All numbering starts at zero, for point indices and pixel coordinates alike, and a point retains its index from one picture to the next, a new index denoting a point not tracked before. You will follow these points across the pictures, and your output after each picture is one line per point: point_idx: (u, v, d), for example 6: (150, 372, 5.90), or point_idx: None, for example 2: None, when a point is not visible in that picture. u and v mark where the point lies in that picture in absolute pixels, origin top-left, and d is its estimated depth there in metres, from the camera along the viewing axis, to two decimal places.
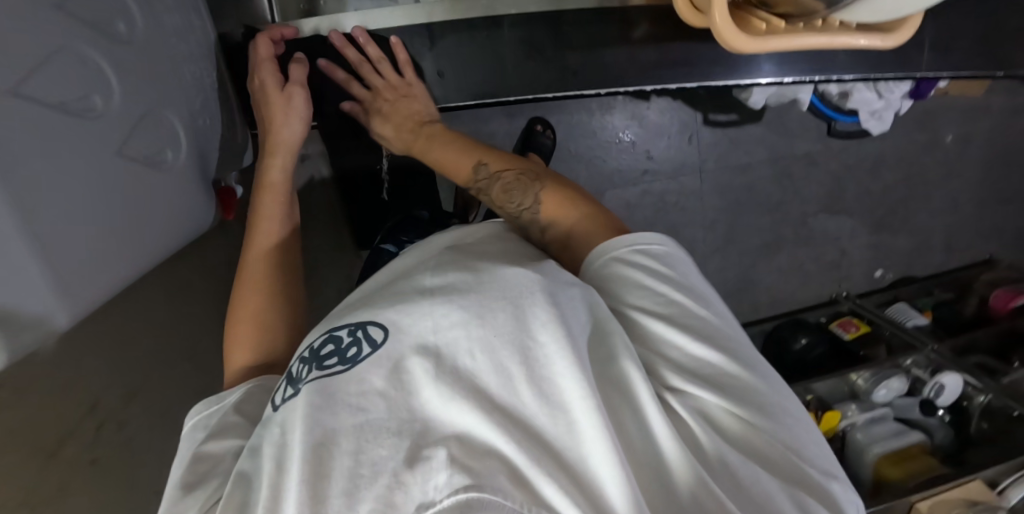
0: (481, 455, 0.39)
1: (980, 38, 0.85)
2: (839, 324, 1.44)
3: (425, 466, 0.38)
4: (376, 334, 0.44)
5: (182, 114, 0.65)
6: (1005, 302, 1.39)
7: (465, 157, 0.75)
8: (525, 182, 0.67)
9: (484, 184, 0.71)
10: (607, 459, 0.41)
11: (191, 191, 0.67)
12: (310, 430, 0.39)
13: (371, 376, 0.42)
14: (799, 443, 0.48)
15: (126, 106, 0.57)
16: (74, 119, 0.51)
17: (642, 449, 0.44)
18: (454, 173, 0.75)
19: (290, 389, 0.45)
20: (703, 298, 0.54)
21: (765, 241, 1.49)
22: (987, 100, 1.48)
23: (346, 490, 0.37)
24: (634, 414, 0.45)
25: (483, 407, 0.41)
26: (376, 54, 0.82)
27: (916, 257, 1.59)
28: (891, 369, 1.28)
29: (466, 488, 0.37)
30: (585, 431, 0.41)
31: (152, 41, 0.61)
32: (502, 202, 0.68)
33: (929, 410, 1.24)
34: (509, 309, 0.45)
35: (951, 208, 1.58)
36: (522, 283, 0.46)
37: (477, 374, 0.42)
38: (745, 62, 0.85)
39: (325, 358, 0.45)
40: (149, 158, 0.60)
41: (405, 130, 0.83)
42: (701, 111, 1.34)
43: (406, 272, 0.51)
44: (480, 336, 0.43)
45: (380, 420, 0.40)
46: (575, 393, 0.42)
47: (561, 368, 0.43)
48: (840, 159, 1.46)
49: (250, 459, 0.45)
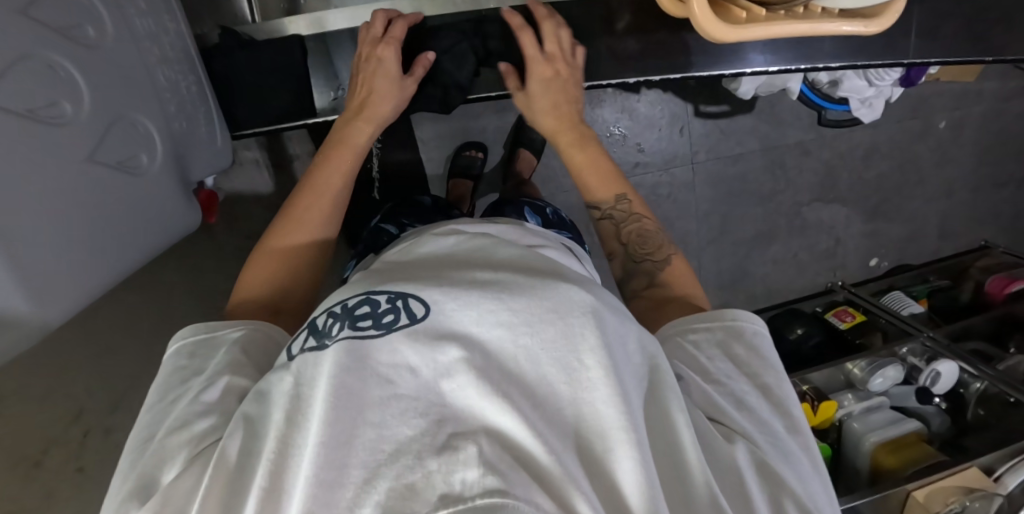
0: (515, 458, 0.36)
1: (966, 22, 0.84)
2: (835, 313, 1.42)
3: (453, 457, 0.35)
4: (417, 309, 0.42)
5: (156, 118, 0.65)
6: (1000, 287, 1.38)
7: (608, 177, 0.72)
8: (656, 236, 0.70)
9: (620, 215, 0.71)
10: (638, 479, 0.39)
11: (169, 192, 0.67)
12: (338, 392, 0.38)
13: (405, 349, 0.40)
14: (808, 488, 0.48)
15: (96, 113, 0.56)
16: (44, 126, 0.51)
17: (674, 475, 0.43)
18: (591, 183, 0.72)
19: (314, 340, 0.44)
20: (761, 357, 0.55)
21: (759, 232, 1.48)
22: (979, 85, 1.47)
23: (365, 466, 0.35)
24: (671, 439, 0.44)
25: (521, 407, 0.38)
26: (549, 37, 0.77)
27: (911, 244, 1.59)
28: (887, 357, 1.26)
29: (500, 491, 0.34)
30: (621, 456, 0.40)
31: (122, 46, 0.60)
32: (631, 242, 0.70)
33: (924, 397, 1.23)
34: (570, 317, 0.42)
35: (944, 195, 1.57)
36: (581, 300, 0.43)
37: (522, 373, 0.40)
38: (732, 52, 0.84)
39: (360, 318, 0.43)
40: (124, 163, 0.60)
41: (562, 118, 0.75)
42: (691, 103, 1.33)
43: (471, 252, 0.49)
44: (528, 343, 0.41)
45: (408, 398, 0.38)
46: (616, 420, 0.40)
47: (605, 393, 0.40)
48: (832, 147, 1.45)
49: (256, 403, 0.44)
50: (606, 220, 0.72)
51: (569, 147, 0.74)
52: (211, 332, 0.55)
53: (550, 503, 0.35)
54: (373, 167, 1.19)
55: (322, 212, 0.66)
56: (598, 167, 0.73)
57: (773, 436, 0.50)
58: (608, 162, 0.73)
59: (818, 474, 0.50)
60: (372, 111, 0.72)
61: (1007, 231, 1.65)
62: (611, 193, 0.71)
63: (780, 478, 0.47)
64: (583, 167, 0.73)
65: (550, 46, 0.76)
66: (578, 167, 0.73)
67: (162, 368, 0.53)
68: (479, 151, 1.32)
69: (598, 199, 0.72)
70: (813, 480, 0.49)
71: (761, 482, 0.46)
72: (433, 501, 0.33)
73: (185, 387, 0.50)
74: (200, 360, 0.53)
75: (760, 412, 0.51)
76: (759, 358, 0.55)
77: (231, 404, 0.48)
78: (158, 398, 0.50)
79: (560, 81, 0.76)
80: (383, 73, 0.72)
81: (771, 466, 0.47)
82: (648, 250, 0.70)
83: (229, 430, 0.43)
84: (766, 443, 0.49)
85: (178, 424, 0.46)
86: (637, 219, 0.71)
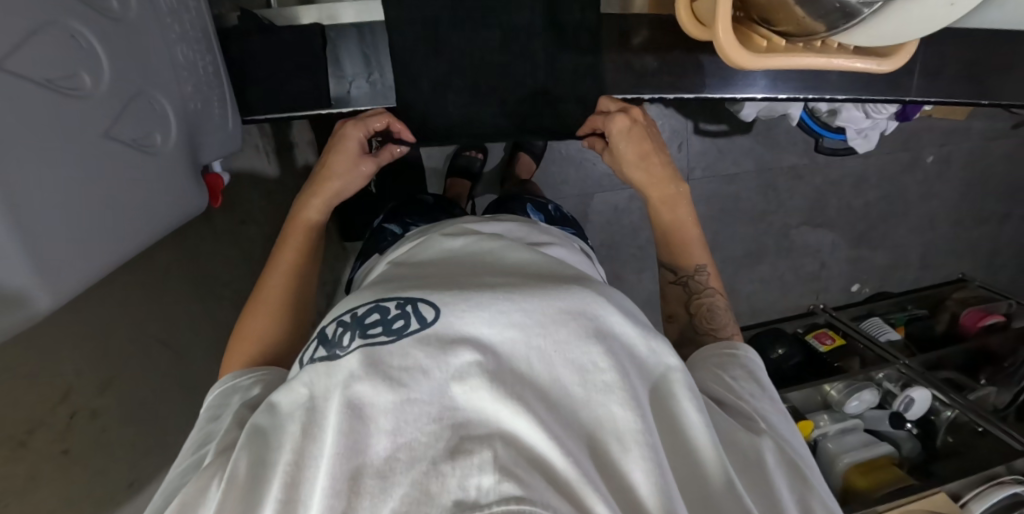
0: (531, 462, 0.35)
1: (970, 67, 0.86)
2: (815, 336, 1.47)
3: (467, 461, 0.34)
4: (426, 313, 0.41)
5: (172, 97, 0.64)
6: (974, 320, 1.44)
7: (692, 242, 0.71)
8: (724, 316, 0.68)
9: (689, 283, 0.70)
10: (656, 478, 0.38)
11: (179, 175, 0.66)
12: (352, 398, 0.37)
13: (416, 352, 0.39)
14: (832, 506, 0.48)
15: (114, 88, 0.55)
16: (63, 96, 0.50)
17: (693, 477, 0.43)
18: (676, 241, 0.71)
19: (323, 350, 0.43)
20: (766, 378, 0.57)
21: (747, 251, 1.51)
22: (968, 123, 1.52)
23: (379, 473, 0.34)
24: (687, 440, 0.44)
25: (535, 409, 0.37)
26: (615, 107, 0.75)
27: (892, 272, 1.64)
28: (863, 382, 1.30)
29: (518, 499, 0.32)
30: (636, 457, 0.39)
31: (145, 21, 0.59)
32: (697, 312, 0.69)
33: (897, 422, 1.26)
34: (579, 320, 0.42)
35: (927, 226, 1.62)
36: (591, 303, 0.43)
37: (536, 376, 0.39)
38: (742, 76, 0.85)
39: (369, 325, 0.42)
40: (139, 141, 0.59)
41: (653, 169, 0.72)
42: (691, 120, 1.36)
43: (476, 254, 0.49)
44: (541, 345, 0.40)
45: (421, 402, 0.37)
46: (632, 422, 0.39)
47: (620, 396, 0.40)
48: (824, 173, 1.49)
49: (268, 415, 0.42)
50: (678, 286, 0.71)
51: (644, 186, 0.72)
52: (236, 379, 0.56)
53: (565, 504, 0.34)
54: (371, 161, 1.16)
55: (276, 297, 0.65)
56: (679, 223, 0.72)
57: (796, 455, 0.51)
58: (693, 224, 0.72)
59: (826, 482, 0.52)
60: (321, 186, 0.69)
61: (983, 267, 1.71)
62: (691, 263, 0.70)
63: (808, 480, 0.49)
64: (670, 223, 0.72)
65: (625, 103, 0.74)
66: (653, 205, 0.72)
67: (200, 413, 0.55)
68: (480, 152, 1.32)
69: (675, 264, 0.71)
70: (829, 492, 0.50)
71: (790, 482, 0.48)
72: (449, 507, 0.32)
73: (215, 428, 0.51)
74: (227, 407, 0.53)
75: (783, 429, 0.53)
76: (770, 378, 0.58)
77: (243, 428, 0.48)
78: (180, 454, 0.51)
79: (641, 128, 0.72)
80: (344, 149, 0.70)
81: (802, 472, 0.49)
82: (713, 326, 0.67)
83: (239, 444, 0.41)
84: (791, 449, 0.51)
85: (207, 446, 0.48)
86: (711, 294, 0.69)
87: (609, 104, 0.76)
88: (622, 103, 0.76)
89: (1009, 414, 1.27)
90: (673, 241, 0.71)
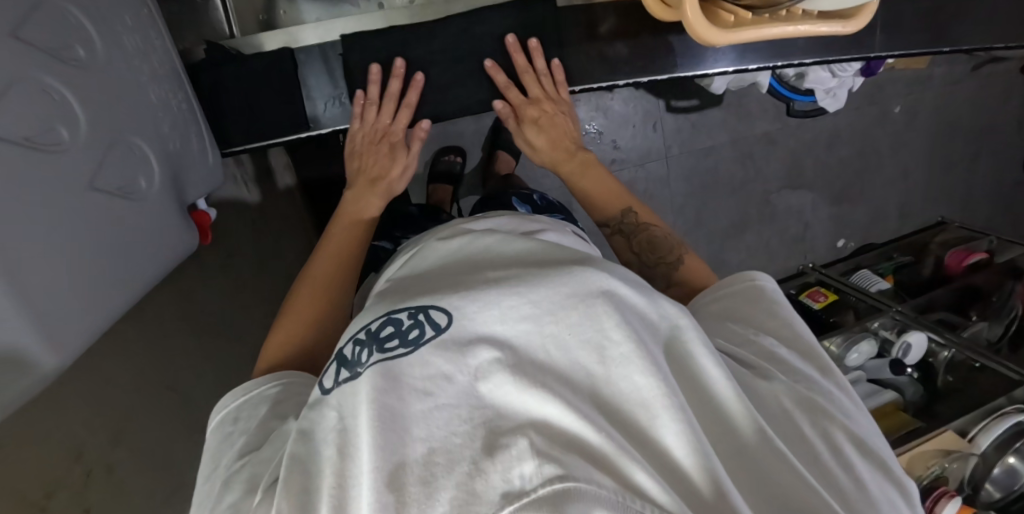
0: (566, 445, 0.35)
1: (927, 17, 0.89)
2: (808, 295, 1.50)
3: (506, 455, 0.34)
4: (439, 318, 0.41)
5: (152, 140, 0.62)
6: (959, 260, 1.47)
7: (615, 195, 0.77)
8: (668, 240, 0.72)
9: (630, 227, 0.74)
10: (688, 440, 0.38)
11: (168, 216, 0.65)
12: (379, 412, 0.37)
13: (437, 360, 0.39)
14: (866, 435, 0.47)
15: (93, 139, 0.54)
16: (40, 154, 0.48)
17: (720, 431, 0.42)
18: (601, 204, 0.77)
19: (346, 372, 0.42)
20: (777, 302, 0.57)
21: (732, 221, 1.54)
22: (929, 71, 1.56)
23: (423, 479, 0.34)
24: (709, 396, 0.43)
25: (562, 394, 0.37)
26: (503, 83, 0.81)
27: (874, 224, 1.67)
28: (860, 333, 1.34)
29: (560, 478, 0.33)
30: (666, 423, 0.38)
31: (115, 66, 0.58)
32: (642, 248, 0.72)
33: (897, 368, 1.31)
34: (588, 299, 0.40)
35: (902, 176, 1.65)
36: (596, 278, 0.42)
37: (554, 362, 0.39)
38: (710, 52, 0.87)
39: (386, 339, 0.41)
40: (124, 188, 0.58)
41: (561, 145, 0.81)
42: (662, 99, 1.38)
43: (475, 255, 0.48)
44: (554, 331, 0.40)
45: (449, 406, 0.37)
46: (656, 388, 0.38)
47: (638, 365, 0.39)
48: (797, 136, 1.52)
49: (303, 442, 0.41)
50: (617, 234, 0.75)
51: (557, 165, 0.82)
52: (249, 391, 0.53)
53: (606, 479, 0.34)
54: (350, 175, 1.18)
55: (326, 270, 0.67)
56: (602, 183, 0.78)
57: (826, 394, 0.48)
58: (613, 180, 0.78)
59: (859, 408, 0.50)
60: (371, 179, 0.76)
61: (961, 211, 1.75)
62: (619, 209, 0.75)
63: (826, 410, 0.46)
64: (589, 189, 0.79)
65: (534, 90, 0.81)
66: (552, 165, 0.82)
67: (211, 434, 0.52)
68: (458, 155, 1.32)
69: (606, 220, 0.76)
70: (875, 435, 0.48)
71: (810, 419, 0.45)
72: (497, 501, 0.33)
73: (240, 444, 0.49)
74: (245, 421, 0.51)
75: (795, 364, 0.50)
76: (775, 311, 0.56)
77: (269, 453, 0.46)
78: (210, 469, 0.48)
79: (548, 118, 0.82)
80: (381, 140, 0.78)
81: (818, 405, 0.47)
82: (660, 256, 0.71)
83: (281, 475, 0.39)
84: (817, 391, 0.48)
85: (235, 471, 0.46)
86: (646, 229, 0.73)
87: (497, 76, 0.81)
88: (524, 67, 0.81)
89: (1003, 346, 1.33)
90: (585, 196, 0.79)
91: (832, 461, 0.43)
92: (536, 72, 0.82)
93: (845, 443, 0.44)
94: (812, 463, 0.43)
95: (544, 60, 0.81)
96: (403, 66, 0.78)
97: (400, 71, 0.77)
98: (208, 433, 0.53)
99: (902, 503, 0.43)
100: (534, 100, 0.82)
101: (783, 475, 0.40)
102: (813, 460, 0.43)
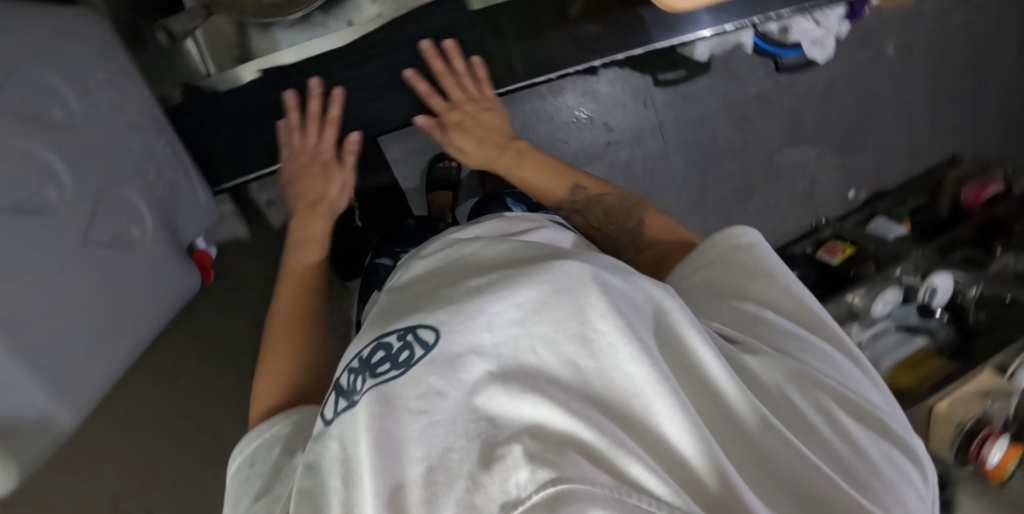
0: (562, 445, 0.35)
1: None
2: (825, 250, 1.46)
3: (502, 465, 0.34)
4: (427, 336, 0.41)
5: (141, 190, 0.63)
6: (976, 195, 1.45)
7: (558, 177, 0.77)
8: (624, 206, 0.74)
9: (582, 204, 0.75)
10: (685, 426, 0.37)
11: (166, 260, 0.66)
12: (378, 439, 0.37)
13: (431, 378, 0.38)
14: (866, 395, 0.46)
15: (79, 197, 0.55)
16: (28, 220, 0.49)
17: (719, 412, 0.41)
18: (544, 190, 0.77)
19: (344, 401, 0.42)
20: (770, 262, 0.56)
21: (736, 186, 1.51)
22: (919, 6, 1.52)
23: (424, 499, 0.34)
24: (703, 376, 0.42)
25: (554, 395, 0.37)
26: (425, 91, 0.81)
27: (884, 169, 1.62)
28: (883, 282, 1.32)
29: (553, 481, 0.33)
30: (662, 410, 0.37)
31: (94, 122, 0.58)
32: (600, 221, 0.74)
33: (925, 312, 1.28)
34: (570, 293, 0.40)
35: (907, 117, 1.61)
36: (575, 270, 0.42)
37: (543, 364, 0.39)
38: (684, 21, 0.85)
39: (378, 365, 0.42)
40: (117, 240, 0.59)
41: (490, 143, 0.82)
42: (649, 74, 1.37)
43: (457, 264, 0.48)
44: (541, 330, 0.39)
45: (445, 422, 0.37)
46: (648, 377, 0.38)
47: (628, 353, 0.38)
48: (791, 92, 1.49)
49: (310, 477, 0.40)
50: (573, 212, 0.76)
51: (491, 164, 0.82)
52: (263, 432, 0.54)
53: (605, 478, 0.34)
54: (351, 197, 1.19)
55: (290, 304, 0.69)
56: (541, 169, 0.79)
57: (829, 359, 0.48)
58: (551, 161, 0.79)
59: (858, 366, 0.49)
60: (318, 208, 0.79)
61: (972, 145, 1.70)
62: (563, 191, 0.76)
63: (814, 379, 0.45)
64: (530, 178, 0.79)
65: (455, 93, 0.81)
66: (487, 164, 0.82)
67: (230, 479, 0.52)
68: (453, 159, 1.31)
69: (554, 202, 0.77)
70: (873, 392, 0.48)
71: (801, 387, 0.44)
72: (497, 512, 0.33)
73: (254, 491, 0.48)
74: (260, 464, 0.51)
75: (782, 324, 0.50)
76: (761, 271, 0.55)
77: (279, 492, 0.45)
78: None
79: (470, 120, 0.82)
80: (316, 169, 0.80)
81: (812, 373, 0.45)
82: (616, 224, 0.73)
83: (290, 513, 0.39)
84: (810, 355, 0.47)
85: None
86: (598, 200, 0.75)
87: (418, 85, 0.81)
88: (442, 69, 0.81)
89: None
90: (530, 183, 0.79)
91: (826, 430, 0.42)
92: (456, 74, 0.82)
93: (842, 416, 0.43)
94: (810, 434, 0.42)
95: (463, 60, 0.82)
96: (320, 84, 0.79)
97: (318, 90, 0.78)
98: (228, 479, 0.53)
99: (908, 464, 0.42)
100: (456, 103, 0.82)
101: (783, 453, 0.40)
102: (811, 433, 0.42)
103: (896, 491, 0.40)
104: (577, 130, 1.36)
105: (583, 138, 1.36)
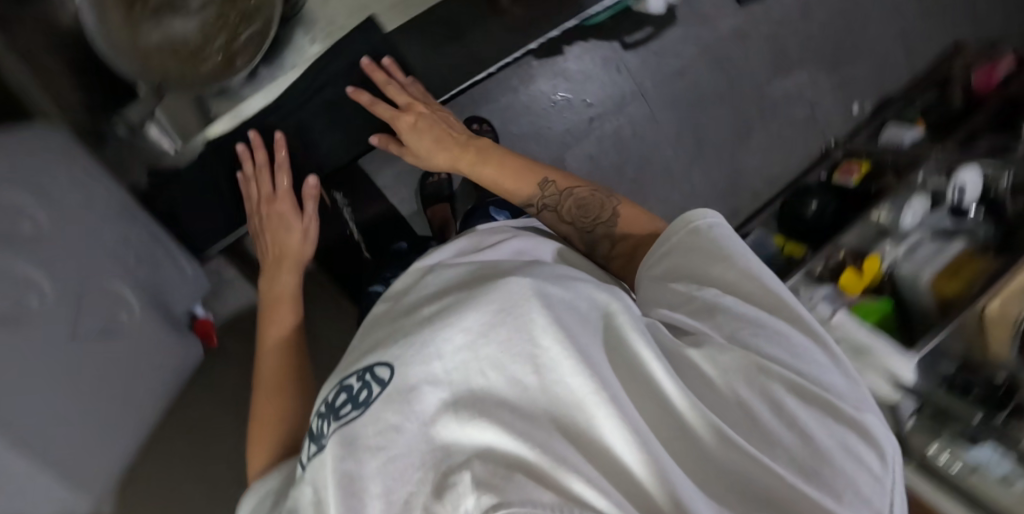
0: (508, 466, 0.36)
1: None
2: (840, 173, 1.36)
3: (452, 494, 0.36)
4: (383, 373, 0.42)
5: (125, 278, 0.70)
6: (987, 79, 1.36)
7: (525, 172, 0.76)
8: (597, 199, 0.74)
9: (553, 199, 0.74)
10: (625, 433, 0.38)
11: (149, 338, 0.73)
12: (342, 480, 0.38)
13: (389, 414, 0.40)
14: (823, 377, 0.45)
15: (63, 296, 0.60)
16: (13, 327, 0.53)
17: (664, 419, 0.42)
18: (511, 188, 0.76)
19: (315, 446, 0.44)
20: (728, 245, 0.54)
21: (733, 130, 1.46)
22: None
23: None
24: (646, 380, 0.43)
25: (502, 418, 0.38)
26: (369, 101, 0.85)
27: (886, 74, 1.54)
28: (910, 191, 1.22)
29: (496, 507, 0.33)
30: (603, 419, 0.39)
31: (66, 224, 0.62)
32: (575, 215, 0.74)
33: (958, 213, 1.19)
34: (512, 314, 0.41)
35: (897, 15, 1.54)
36: (519, 287, 0.43)
37: (491, 387, 0.40)
38: None
39: (341, 407, 0.43)
40: (103, 328, 0.65)
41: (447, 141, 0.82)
42: (615, 39, 1.36)
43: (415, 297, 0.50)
44: (488, 353, 0.41)
45: (403, 456, 0.38)
46: (589, 387, 0.39)
47: (570, 366, 0.39)
48: (766, 21, 1.45)
49: None
50: (545, 208, 0.75)
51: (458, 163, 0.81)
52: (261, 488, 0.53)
53: (550, 495, 0.34)
54: (351, 232, 1.26)
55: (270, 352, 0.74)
56: (502, 167, 0.78)
57: (785, 343, 0.46)
58: (514, 159, 0.78)
59: (819, 344, 0.48)
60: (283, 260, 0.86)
61: (981, 29, 1.59)
62: (532, 189, 0.75)
63: (767, 368, 0.44)
64: (494, 177, 0.78)
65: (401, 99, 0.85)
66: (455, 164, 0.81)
67: None
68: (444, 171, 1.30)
69: (527, 199, 0.75)
70: (833, 371, 0.46)
71: (750, 382, 0.44)
72: None
73: None
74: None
75: (741, 311, 0.48)
76: (718, 253, 0.54)
77: None
78: None
79: (423, 121, 0.84)
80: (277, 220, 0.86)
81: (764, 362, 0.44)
82: (592, 217, 0.73)
83: None
84: (764, 343, 0.46)
85: None
86: (570, 193, 0.74)
87: (361, 97, 0.85)
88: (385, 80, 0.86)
89: None
90: (499, 186, 0.78)
91: (772, 421, 0.42)
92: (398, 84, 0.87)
93: (787, 400, 0.43)
94: (763, 439, 0.41)
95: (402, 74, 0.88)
96: (259, 134, 0.84)
97: (260, 140, 0.84)
98: None
99: (861, 446, 0.41)
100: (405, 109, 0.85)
101: (735, 462, 0.40)
102: (752, 425, 0.42)
103: (845, 478, 0.40)
104: (556, 113, 1.34)
105: (565, 120, 1.35)
